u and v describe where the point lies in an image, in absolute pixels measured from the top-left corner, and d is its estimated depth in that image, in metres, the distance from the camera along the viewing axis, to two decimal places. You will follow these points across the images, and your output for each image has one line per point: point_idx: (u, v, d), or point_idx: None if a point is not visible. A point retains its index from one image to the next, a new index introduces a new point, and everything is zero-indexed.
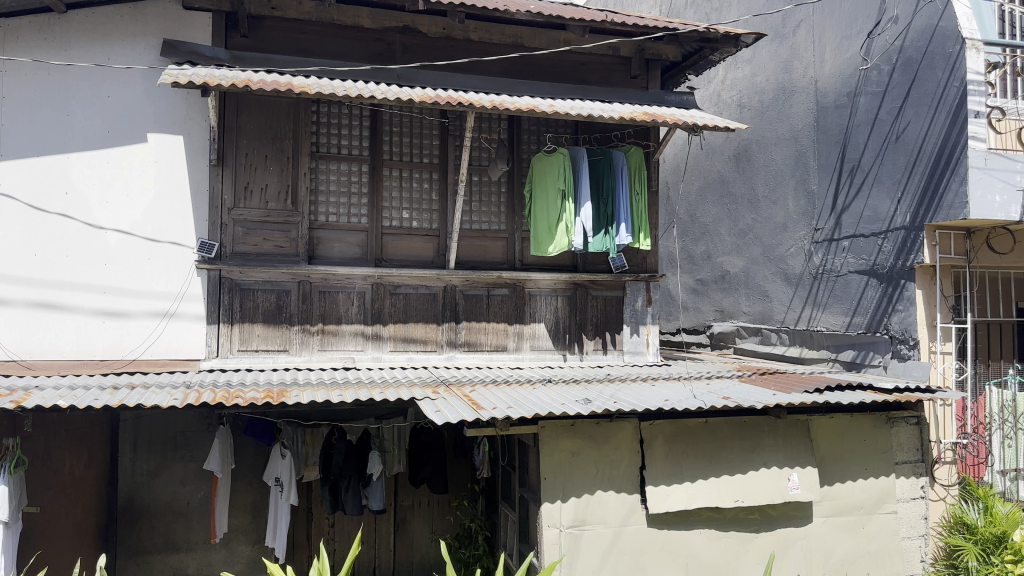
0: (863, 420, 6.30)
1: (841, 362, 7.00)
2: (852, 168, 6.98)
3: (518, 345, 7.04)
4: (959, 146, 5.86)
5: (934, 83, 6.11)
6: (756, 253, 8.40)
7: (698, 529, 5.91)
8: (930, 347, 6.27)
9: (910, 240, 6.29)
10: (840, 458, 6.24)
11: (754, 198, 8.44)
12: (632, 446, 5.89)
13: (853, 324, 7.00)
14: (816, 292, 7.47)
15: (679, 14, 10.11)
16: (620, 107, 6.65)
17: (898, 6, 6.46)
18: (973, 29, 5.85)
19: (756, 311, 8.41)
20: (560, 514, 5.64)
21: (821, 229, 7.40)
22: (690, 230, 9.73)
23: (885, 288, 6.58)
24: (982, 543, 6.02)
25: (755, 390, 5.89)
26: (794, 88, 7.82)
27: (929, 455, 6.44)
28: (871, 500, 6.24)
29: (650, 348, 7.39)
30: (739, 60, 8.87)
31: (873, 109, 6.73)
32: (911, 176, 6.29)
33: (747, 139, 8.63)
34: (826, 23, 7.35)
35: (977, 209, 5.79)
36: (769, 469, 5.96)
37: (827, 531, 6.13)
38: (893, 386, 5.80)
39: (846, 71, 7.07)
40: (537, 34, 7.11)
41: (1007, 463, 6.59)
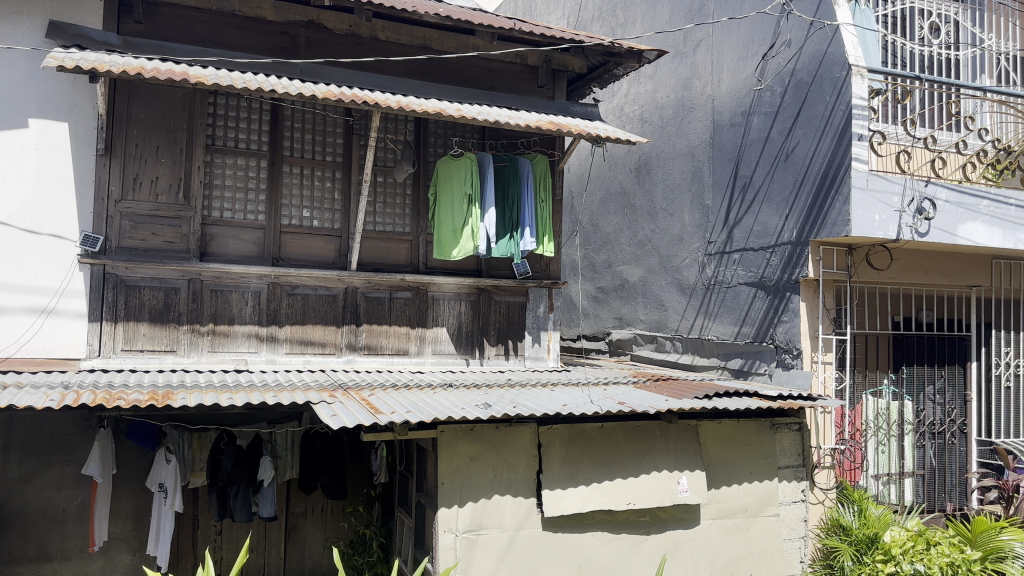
0: (749, 425, 6.56)
1: (730, 370, 7.38)
2: (745, 184, 7.26)
3: (419, 349, 6.97)
4: (843, 167, 6.18)
5: (822, 105, 6.43)
6: (653, 263, 8.63)
7: (592, 533, 6.00)
8: (812, 356, 6.60)
9: (796, 254, 6.59)
10: (728, 462, 6.47)
11: (653, 209, 8.66)
12: (529, 450, 5.92)
13: (741, 334, 7.28)
14: (708, 302, 7.72)
15: (586, 27, 10.29)
16: (527, 115, 6.70)
17: (791, 30, 6.77)
18: (858, 57, 6.20)
19: (652, 319, 8.62)
20: (456, 518, 5.60)
21: (714, 242, 7.65)
22: (592, 238, 9.90)
23: (772, 300, 6.87)
24: (856, 543, 6.24)
25: (649, 396, 6.03)
26: (693, 105, 8.07)
27: (810, 461, 6.71)
28: (754, 503, 6.51)
29: (551, 354, 7.49)
30: (642, 75, 9.09)
31: (765, 128, 7.02)
32: (799, 193, 6.58)
33: (647, 152, 8.85)
34: (724, 43, 7.62)
35: (857, 227, 6.11)
36: (660, 473, 6.12)
37: (713, 533, 6.35)
38: (778, 394, 6.06)
39: (741, 90, 7.35)
40: (445, 38, 7.10)
41: (881, 468, 6.95)
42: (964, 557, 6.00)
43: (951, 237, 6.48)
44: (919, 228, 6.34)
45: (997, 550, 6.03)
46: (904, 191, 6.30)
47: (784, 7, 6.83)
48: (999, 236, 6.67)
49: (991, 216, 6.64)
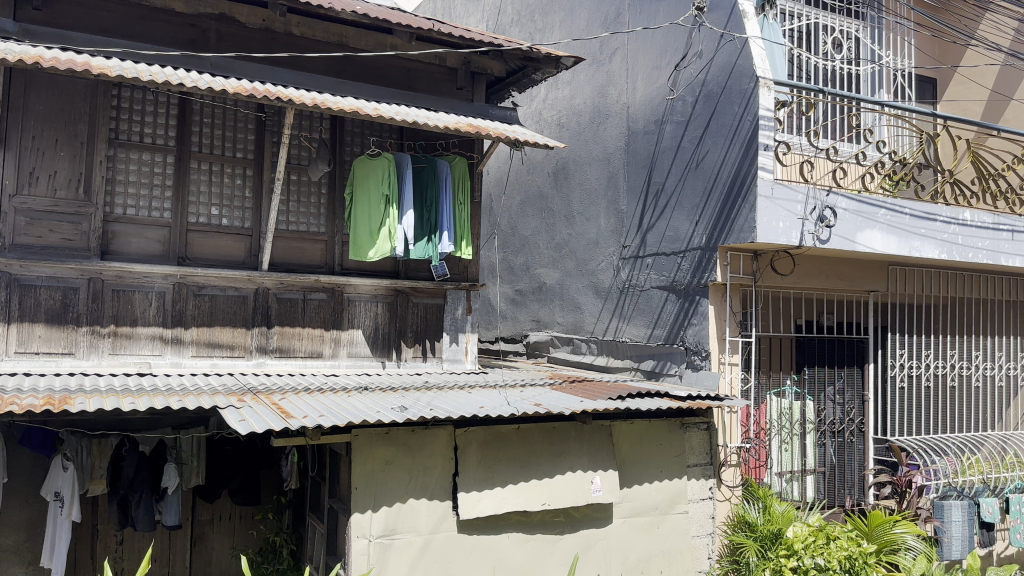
0: (660, 425, 6.72)
1: (643, 371, 7.54)
2: (658, 190, 7.43)
3: (334, 352, 6.85)
4: (750, 175, 6.39)
5: (731, 115, 6.63)
6: (570, 266, 8.73)
7: (507, 534, 6.02)
8: (720, 358, 6.80)
9: (705, 259, 6.79)
10: (640, 462, 6.61)
11: (570, 213, 8.77)
12: (445, 453, 5.90)
13: (654, 336, 7.44)
14: (623, 305, 7.87)
15: (505, 31, 10.34)
16: (445, 117, 6.68)
17: (702, 42, 6.96)
18: (765, 70, 6.41)
19: (568, 322, 8.73)
20: (370, 523, 5.53)
21: (628, 246, 7.80)
22: (510, 241, 9.95)
23: (682, 303, 7.05)
24: (761, 539, 6.44)
25: (565, 397, 6.10)
26: (609, 112, 8.20)
27: (717, 458, 6.91)
28: (665, 501, 6.66)
29: (468, 356, 7.48)
30: (560, 80, 9.19)
31: (677, 137, 7.20)
32: (709, 201, 6.78)
33: (564, 157, 8.95)
34: (640, 53, 7.78)
35: (763, 234, 6.32)
36: (575, 473, 6.19)
37: (625, 531, 6.48)
38: (688, 394, 6.22)
39: (655, 99, 7.52)
40: (361, 36, 7.02)
41: (784, 466, 7.18)
42: (860, 550, 6.27)
43: (850, 244, 6.72)
44: (821, 236, 6.54)
45: (891, 543, 6.44)
46: (806, 200, 6.52)
47: (696, 19, 7.02)
48: (895, 243, 6.93)
49: (888, 224, 6.91)
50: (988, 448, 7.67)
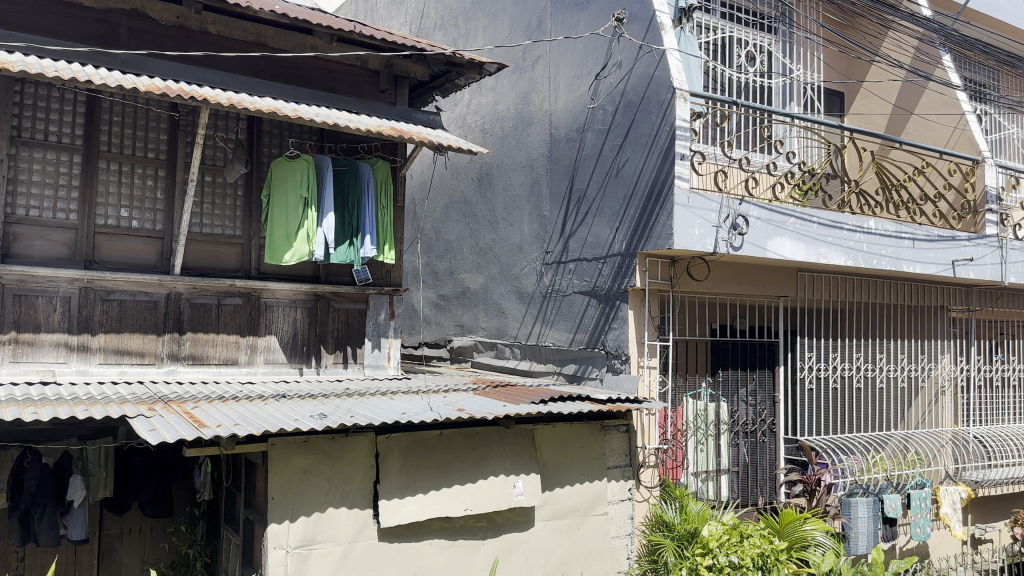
0: (581, 428, 6.80)
1: (564, 375, 7.62)
2: (580, 197, 7.54)
3: (250, 358, 6.70)
4: (667, 184, 6.54)
5: (649, 125, 6.78)
6: (494, 271, 8.76)
7: (428, 540, 5.99)
8: (639, 361, 6.93)
9: (625, 265, 6.91)
10: (561, 465, 6.67)
11: (494, 219, 8.80)
12: (366, 460, 5.83)
13: (575, 340, 7.54)
14: (546, 310, 7.95)
15: (428, 35, 10.31)
16: (368, 120, 6.62)
17: (621, 53, 7.11)
18: (681, 81, 6.58)
19: (492, 327, 8.76)
20: (287, 534, 5.42)
21: (551, 252, 7.89)
22: (434, 246, 9.91)
23: (603, 308, 7.17)
24: (678, 538, 6.60)
25: (488, 401, 6.11)
26: (532, 119, 8.28)
27: (637, 460, 7.02)
28: (585, 502, 6.76)
29: (391, 362, 7.41)
30: (483, 86, 9.22)
31: (598, 145, 7.33)
32: (628, 208, 6.91)
33: (488, 162, 8.98)
34: (561, 61, 7.88)
35: (680, 241, 6.47)
36: (497, 477, 6.22)
37: (546, 534, 6.53)
38: (608, 397, 6.34)
39: (576, 108, 7.63)
40: (281, 36, 6.89)
41: (699, 466, 7.40)
42: (773, 547, 6.44)
43: (762, 251, 6.95)
44: (734, 243, 6.76)
45: (802, 540, 6.62)
46: (720, 209, 6.72)
47: (615, 30, 7.16)
48: (803, 250, 7.21)
49: (797, 232, 7.18)
50: (891, 447, 8.05)
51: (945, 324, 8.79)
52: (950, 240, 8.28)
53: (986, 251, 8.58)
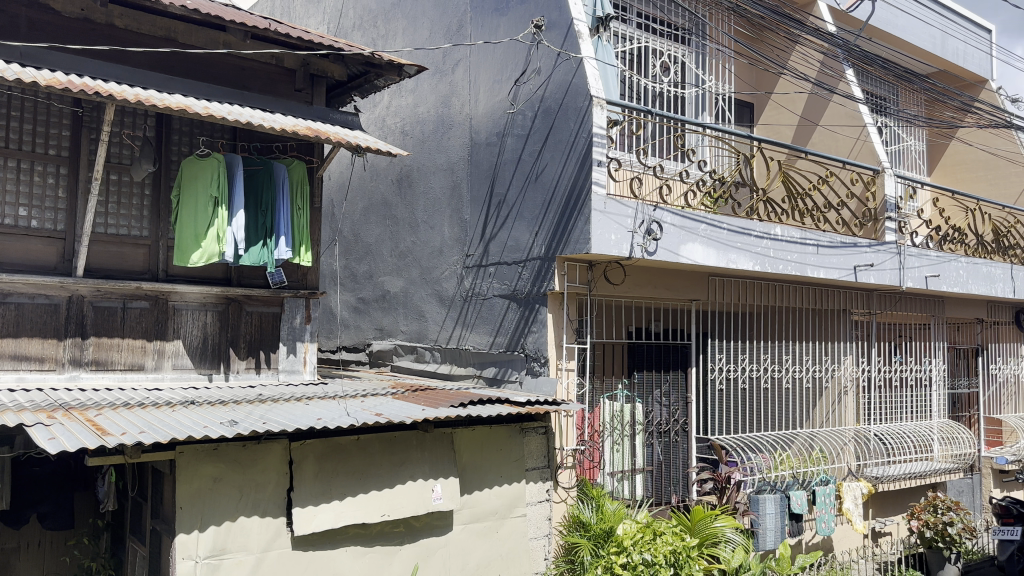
0: (499, 431, 6.82)
1: (484, 378, 7.64)
2: (500, 202, 7.58)
3: (157, 364, 6.49)
4: (584, 190, 6.64)
5: (567, 132, 6.88)
6: (414, 274, 8.73)
7: (343, 547, 5.91)
8: (557, 364, 7.02)
9: (544, 269, 6.99)
10: (479, 469, 6.69)
11: (414, 221, 8.77)
12: (279, 467, 5.72)
13: (495, 343, 7.58)
14: (466, 314, 7.97)
15: (346, 35, 10.21)
16: (283, 119, 6.51)
17: (540, 59, 7.20)
18: (598, 89, 6.70)
19: (412, 330, 8.72)
20: (196, 544, 5.27)
21: (471, 255, 7.91)
22: (353, 249, 9.80)
23: (523, 312, 7.23)
24: (594, 538, 6.70)
25: (406, 406, 6.08)
26: (452, 122, 8.29)
27: (554, 461, 7.12)
28: (503, 505, 6.79)
29: (307, 366, 7.28)
30: (403, 88, 9.18)
31: (517, 150, 7.39)
32: (547, 213, 6.99)
33: (408, 165, 8.95)
34: (481, 66, 7.92)
35: (597, 246, 6.58)
36: (414, 481, 6.18)
37: (464, 538, 6.54)
38: (526, 399, 6.40)
39: (496, 112, 7.68)
40: (192, 32, 6.70)
41: (615, 466, 7.47)
42: (684, 544, 6.60)
43: (675, 256, 7.14)
44: (648, 248, 6.92)
45: (712, 536, 6.81)
46: (636, 214, 6.86)
47: (534, 37, 7.26)
48: (714, 255, 7.44)
49: (708, 238, 7.41)
50: (797, 445, 8.38)
51: (847, 326, 9.21)
52: (853, 246, 8.66)
53: (886, 257, 8.98)
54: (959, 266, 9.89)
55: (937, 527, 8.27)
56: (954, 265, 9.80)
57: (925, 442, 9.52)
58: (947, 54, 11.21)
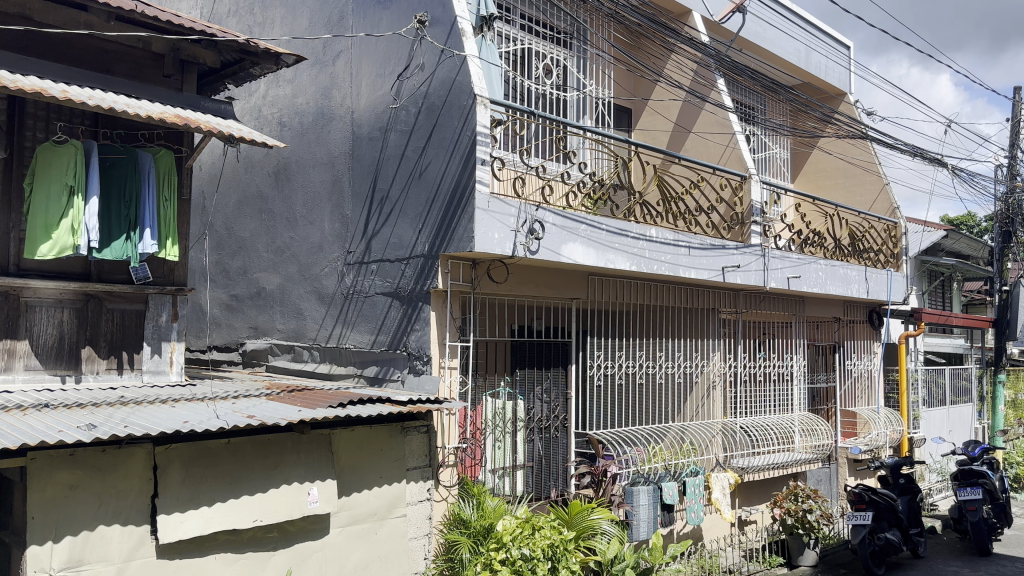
0: (378, 431, 6.70)
1: (365, 377, 7.51)
2: (382, 198, 7.47)
3: (7, 365, 6.03)
4: (468, 188, 6.62)
5: (450, 130, 6.85)
6: (292, 271, 8.48)
7: (213, 555, 5.67)
8: (439, 362, 6.98)
9: (428, 267, 6.93)
10: (358, 470, 6.55)
11: (292, 216, 8.51)
12: (143, 473, 5.43)
13: (377, 342, 7.46)
14: (346, 312, 7.80)
15: (221, 22, 9.81)
16: (150, 106, 6.17)
17: (423, 55, 7.14)
18: (481, 88, 6.70)
19: (289, 328, 8.47)
20: (49, 556, 4.93)
21: (352, 252, 7.75)
22: (226, 243, 9.41)
23: (405, 310, 7.14)
24: (474, 535, 6.67)
25: (281, 407, 5.90)
26: (333, 115, 8.11)
27: (436, 460, 7.02)
28: (382, 506, 6.68)
29: (174, 367, 6.91)
30: (280, 78, 8.90)
31: (400, 146, 7.31)
32: (431, 210, 6.93)
33: (286, 158, 8.68)
34: (363, 59, 7.79)
35: (480, 245, 6.58)
36: (289, 485, 6.01)
37: (342, 540, 6.40)
38: (408, 399, 6.31)
39: (378, 107, 7.57)
40: (50, 10, 6.27)
41: (497, 462, 7.63)
42: (562, 538, 6.67)
43: (556, 255, 7.25)
44: (531, 247, 6.99)
45: (589, 529, 6.99)
46: (518, 214, 6.91)
47: (417, 32, 7.20)
48: (593, 255, 7.61)
49: (588, 239, 7.57)
50: (670, 438, 8.70)
51: (716, 324, 9.63)
52: (721, 248, 9.07)
53: (751, 259, 9.46)
54: (819, 268, 10.55)
55: (798, 514, 8.79)
56: (814, 267, 10.45)
57: (787, 434, 10.09)
58: (810, 68, 11.91)
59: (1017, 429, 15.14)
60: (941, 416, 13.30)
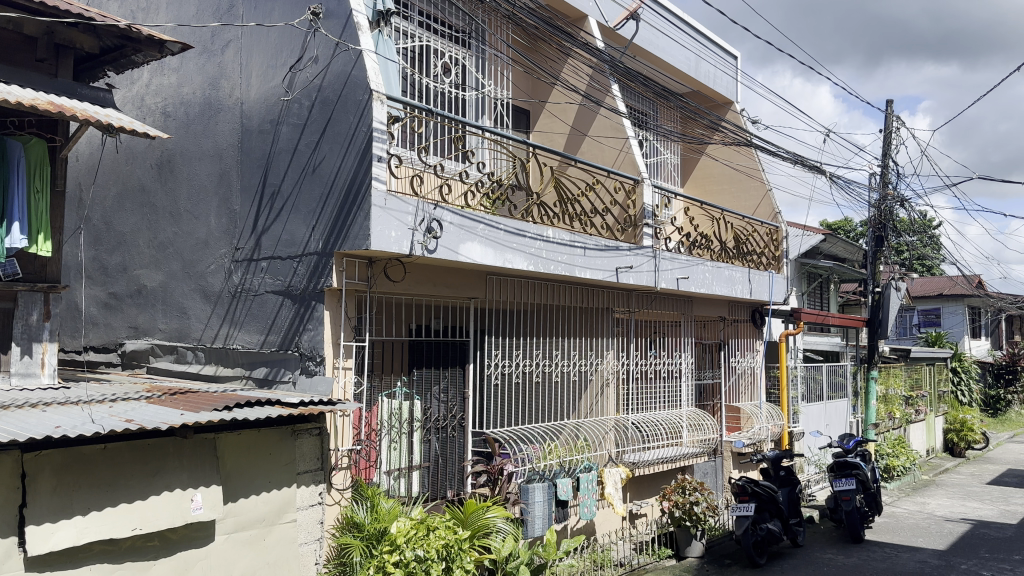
0: (266, 434, 6.51)
1: (254, 379, 7.30)
2: (273, 193, 7.25)
3: None
4: (364, 185, 6.49)
5: (345, 125, 6.71)
6: (175, 267, 8.12)
7: (88, 566, 5.35)
8: (334, 362, 6.77)
9: (321, 265, 6.76)
10: (245, 475, 6.34)
11: (176, 210, 8.15)
12: (9, 482, 5.04)
13: (267, 342, 7.22)
14: (234, 311, 7.53)
15: (101, 6, 9.32)
16: (21, 90, 5.78)
17: (317, 47, 6.99)
18: (378, 84, 6.58)
19: (172, 328, 8.11)
20: None
21: (240, 249, 7.49)
22: (103, 238, 8.93)
23: (297, 309, 6.94)
24: (367, 539, 6.52)
25: (162, 410, 5.64)
26: (221, 106, 7.82)
27: (328, 463, 6.85)
28: (271, 511, 6.46)
29: (46, 369, 6.49)
30: (164, 66, 8.52)
31: (293, 140, 7.12)
32: (326, 206, 6.77)
33: (170, 149, 8.30)
34: (254, 50, 7.55)
35: (376, 242, 6.46)
36: (170, 491, 5.75)
37: (227, 548, 6.18)
38: (299, 400, 6.15)
39: (270, 99, 7.34)
40: None
41: (392, 464, 7.52)
42: (457, 538, 6.65)
43: (453, 254, 7.23)
44: (428, 246, 6.93)
45: (483, 527, 6.98)
46: (416, 212, 6.83)
47: (311, 24, 7.04)
48: (490, 255, 7.63)
49: (485, 238, 7.59)
50: (565, 435, 8.84)
51: (609, 323, 9.84)
52: (615, 250, 9.28)
53: (643, 260, 9.72)
54: (705, 270, 10.94)
55: (685, 507, 9.12)
56: (701, 269, 10.84)
57: (676, 428, 10.44)
58: (700, 76, 12.34)
59: (886, 422, 16.17)
60: (819, 411, 14.05)
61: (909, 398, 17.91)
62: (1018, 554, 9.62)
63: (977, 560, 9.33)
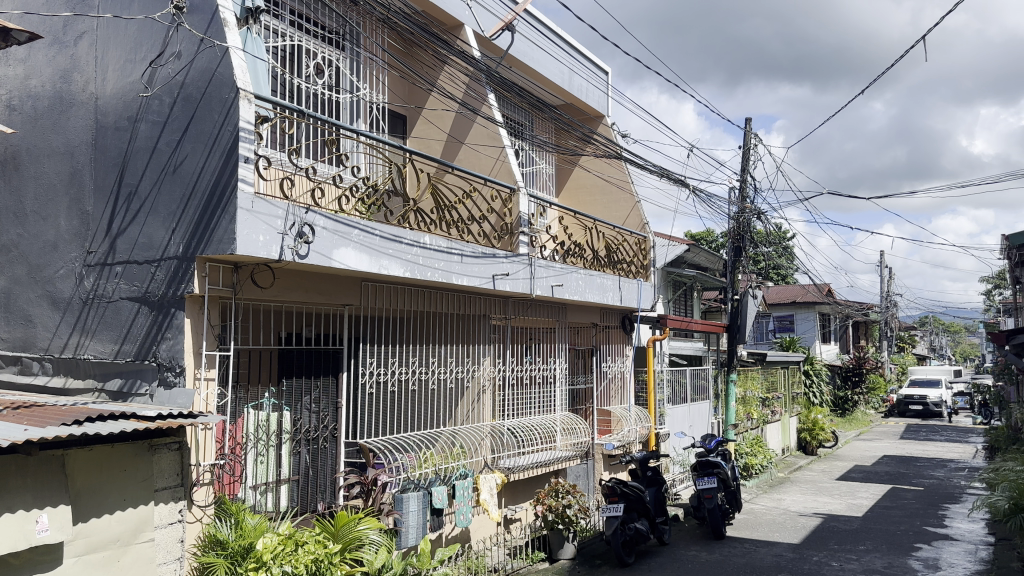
0: (121, 450, 6.12)
1: (108, 392, 6.89)
2: (129, 194, 6.87)
3: None
4: (229, 186, 6.26)
5: (210, 123, 6.46)
6: (19, 272, 7.54)
7: None
8: (195, 373, 6.46)
9: (181, 269, 6.43)
10: (97, 494, 5.94)
11: (21, 211, 7.58)
12: None
13: (122, 352, 6.80)
14: (85, 318, 7.07)
15: None
16: None
17: (180, 43, 6.71)
18: (245, 82, 6.38)
19: (16, 337, 7.54)
20: None
21: (93, 252, 7.04)
22: None
23: (155, 316, 6.56)
24: (231, 556, 6.23)
25: (3, 426, 5.22)
26: (73, 100, 7.35)
27: (188, 479, 6.50)
28: (126, 531, 6.08)
29: None
30: (10, 56, 7.94)
31: (152, 138, 6.78)
32: (186, 209, 6.48)
33: (14, 145, 7.72)
34: (110, 42, 7.15)
35: (242, 246, 6.23)
36: (13, 513, 5.32)
37: (77, 572, 5.78)
38: (157, 413, 5.85)
39: (127, 94, 6.96)
40: None
41: (258, 478, 7.23)
42: (326, 552, 6.64)
43: (326, 259, 7.08)
44: (299, 251, 6.77)
45: (355, 540, 6.84)
46: (285, 215, 6.65)
47: (174, 18, 6.74)
48: (365, 261, 7.54)
49: (360, 244, 7.48)
50: (441, 443, 8.83)
51: (485, 330, 9.91)
52: (491, 257, 9.38)
53: (519, 267, 9.88)
54: (579, 277, 11.24)
55: (559, 510, 9.29)
56: (575, 276, 11.12)
57: (549, 433, 10.63)
58: (573, 89, 12.68)
59: (745, 422, 17.08)
60: (683, 413, 14.69)
61: (766, 400, 19.01)
62: (862, 544, 10.39)
63: (827, 551, 10.01)
